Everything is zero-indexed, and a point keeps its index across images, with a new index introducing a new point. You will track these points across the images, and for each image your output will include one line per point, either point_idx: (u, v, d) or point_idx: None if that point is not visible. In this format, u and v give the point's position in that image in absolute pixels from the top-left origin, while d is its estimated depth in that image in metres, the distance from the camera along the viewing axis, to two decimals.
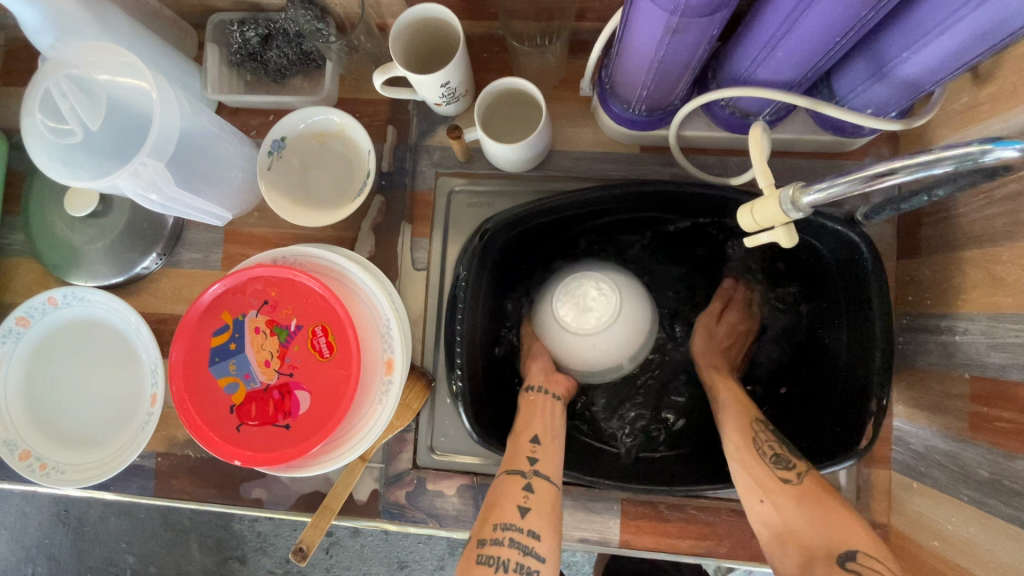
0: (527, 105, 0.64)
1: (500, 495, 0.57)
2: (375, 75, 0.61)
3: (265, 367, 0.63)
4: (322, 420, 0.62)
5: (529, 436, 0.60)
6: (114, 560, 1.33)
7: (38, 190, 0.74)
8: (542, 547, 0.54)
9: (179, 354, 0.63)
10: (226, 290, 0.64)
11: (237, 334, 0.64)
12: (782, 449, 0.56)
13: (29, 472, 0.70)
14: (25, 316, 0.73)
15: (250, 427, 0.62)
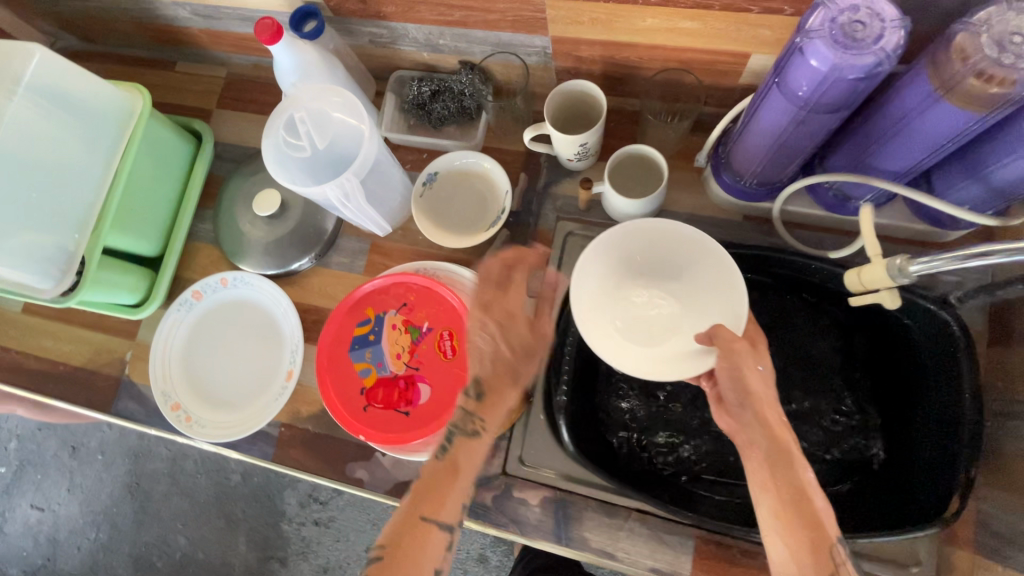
0: (651, 169, 0.73)
1: (420, 542, 0.56)
2: (527, 131, 0.75)
3: (396, 359, 0.74)
4: (438, 412, 0.71)
5: (463, 486, 0.61)
6: (168, 539, 1.44)
7: (230, 191, 0.91)
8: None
9: (330, 338, 0.75)
10: (375, 289, 0.76)
11: (377, 327, 0.75)
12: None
13: (176, 421, 0.83)
14: (200, 290, 0.88)
15: (376, 409, 0.72)
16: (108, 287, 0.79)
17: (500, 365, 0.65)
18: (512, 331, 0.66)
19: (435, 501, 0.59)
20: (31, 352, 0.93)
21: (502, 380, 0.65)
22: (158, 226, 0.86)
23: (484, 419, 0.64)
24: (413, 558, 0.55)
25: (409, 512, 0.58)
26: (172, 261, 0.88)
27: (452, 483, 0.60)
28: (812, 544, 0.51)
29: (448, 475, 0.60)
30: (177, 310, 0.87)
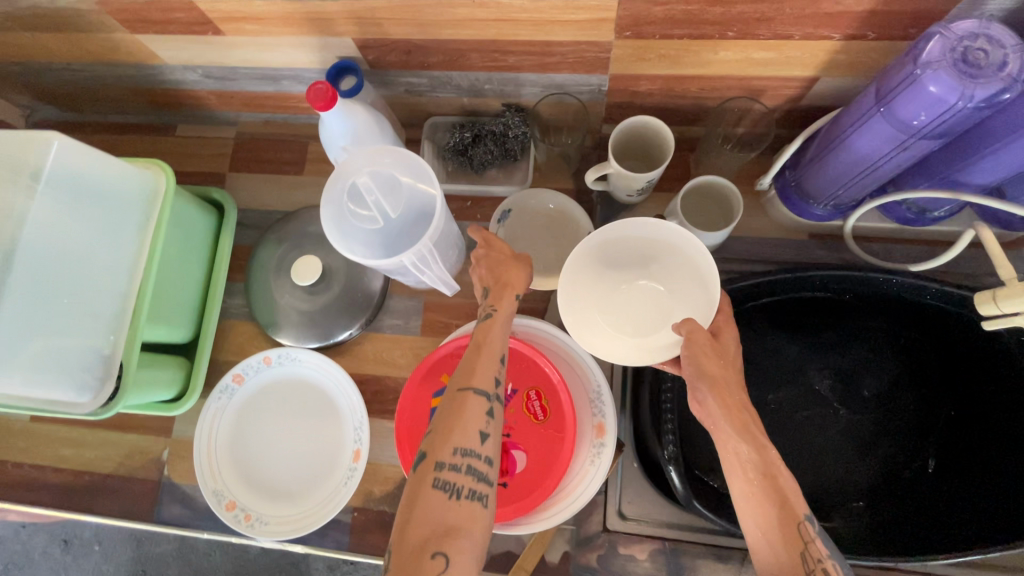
0: (721, 198, 0.72)
1: (459, 416, 0.51)
2: (588, 171, 0.71)
3: None
4: (539, 479, 0.67)
5: (494, 354, 0.56)
6: None
7: (260, 261, 0.84)
8: (481, 510, 0.48)
9: (407, 413, 0.70)
10: (449, 354, 0.71)
11: None
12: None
13: (233, 522, 0.75)
14: (241, 373, 0.80)
15: None
16: (147, 387, 0.71)
17: (504, 275, 0.61)
18: (489, 252, 0.63)
19: (471, 367, 0.54)
20: (49, 463, 0.83)
21: (505, 283, 0.61)
22: (189, 310, 0.78)
23: (495, 304, 0.59)
24: (456, 426, 0.50)
25: (449, 400, 0.52)
26: (207, 345, 0.80)
27: (486, 355, 0.56)
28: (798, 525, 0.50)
29: (477, 351, 0.56)
30: (218, 398, 0.79)
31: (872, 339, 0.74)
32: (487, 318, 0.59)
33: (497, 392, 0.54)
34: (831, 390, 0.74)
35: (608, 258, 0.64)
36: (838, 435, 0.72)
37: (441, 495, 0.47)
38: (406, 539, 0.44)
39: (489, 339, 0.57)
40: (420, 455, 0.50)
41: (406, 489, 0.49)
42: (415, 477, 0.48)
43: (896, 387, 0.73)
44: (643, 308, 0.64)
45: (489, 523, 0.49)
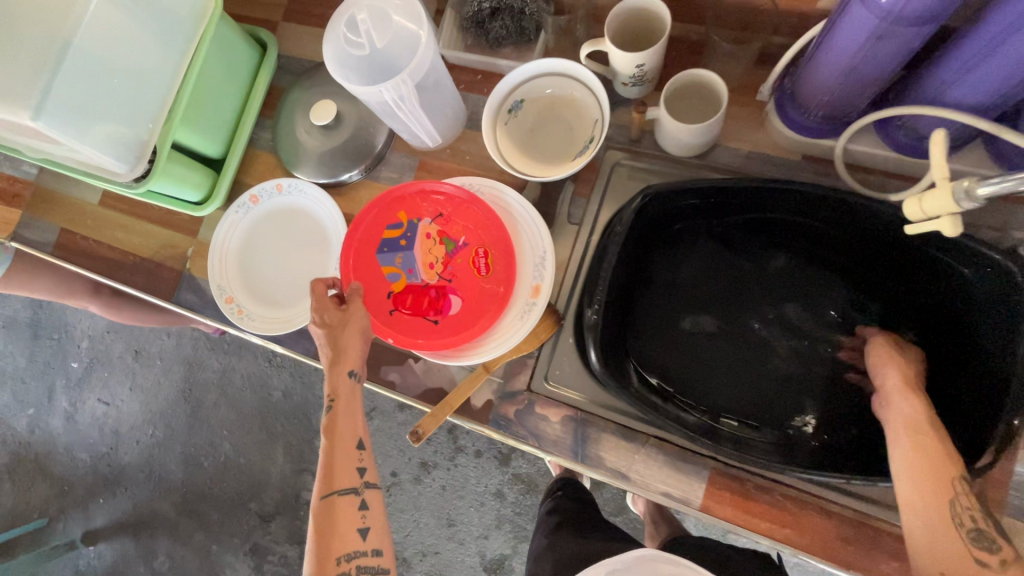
0: (709, 96, 0.72)
1: (337, 527, 0.64)
2: (583, 45, 0.74)
3: (428, 268, 0.75)
4: (466, 322, 0.74)
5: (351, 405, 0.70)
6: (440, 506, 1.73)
7: (288, 101, 0.94)
8: (380, 560, 0.65)
9: (360, 237, 0.76)
10: (413, 195, 0.77)
11: (409, 235, 0.76)
12: (984, 523, 0.54)
13: (229, 313, 0.89)
14: (257, 194, 0.92)
15: (405, 314, 0.74)
16: (174, 180, 0.84)
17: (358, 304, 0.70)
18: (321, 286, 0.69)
19: (334, 473, 0.67)
20: (106, 242, 1.01)
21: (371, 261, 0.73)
22: (221, 130, 0.91)
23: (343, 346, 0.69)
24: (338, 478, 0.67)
25: (321, 519, 0.65)
26: (232, 164, 0.93)
27: (342, 365, 0.69)
28: (940, 471, 0.56)
29: (335, 454, 0.68)
30: (236, 211, 0.92)
31: (838, 277, 0.77)
32: (332, 381, 0.70)
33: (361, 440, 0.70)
34: (786, 317, 0.77)
35: (555, 109, 0.80)
36: (786, 362, 0.76)
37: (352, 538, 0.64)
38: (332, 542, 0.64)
39: (348, 358, 0.69)
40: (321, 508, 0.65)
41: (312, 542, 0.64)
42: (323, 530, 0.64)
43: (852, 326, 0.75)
44: (566, 147, 0.80)
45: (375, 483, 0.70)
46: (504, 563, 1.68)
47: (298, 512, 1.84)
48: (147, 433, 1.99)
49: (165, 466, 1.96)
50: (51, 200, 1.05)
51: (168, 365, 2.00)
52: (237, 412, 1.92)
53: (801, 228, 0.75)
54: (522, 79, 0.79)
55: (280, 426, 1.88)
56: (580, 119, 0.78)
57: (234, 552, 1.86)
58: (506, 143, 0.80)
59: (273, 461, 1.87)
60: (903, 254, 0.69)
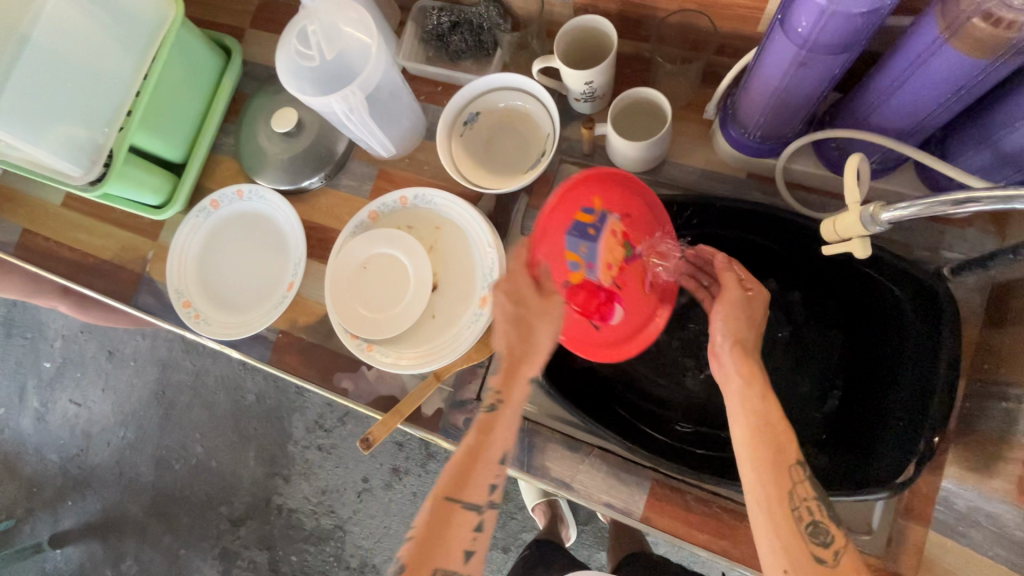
0: (655, 113, 0.73)
1: (447, 528, 0.55)
2: (535, 61, 0.75)
3: (606, 268, 0.68)
4: (632, 331, 0.70)
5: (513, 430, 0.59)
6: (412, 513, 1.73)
7: (251, 107, 0.95)
8: (471, 567, 0.55)
9: (546, 222, 0.63)
10: (609, 177, 0.67)
11: (599, 223, 0.67)
12: (820, 517, 0.52)
13: (185, 317, 0.89)
14: (217, 199, 0.93)
15: (576, 312, 0.68)
16: (131, 183, 0.85)
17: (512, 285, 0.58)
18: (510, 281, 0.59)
19: (467, 479, 0.56)
20: (66, 244, 1.01)
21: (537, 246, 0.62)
22: (183, 136, 0.91)
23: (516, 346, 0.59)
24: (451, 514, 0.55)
25: (433, 520, 0.55)
26: (192, 170, 0.93)
27: (525, 367, 0.59)
28: (782, 452, 0.53)
29: (478, 458, 0.57)
30: (196, 216, 0.93)
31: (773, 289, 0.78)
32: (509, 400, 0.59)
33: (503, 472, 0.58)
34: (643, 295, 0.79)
35: (510, 122, 0.82)
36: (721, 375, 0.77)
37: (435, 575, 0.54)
38: None
39: (534, 356, 0.59)
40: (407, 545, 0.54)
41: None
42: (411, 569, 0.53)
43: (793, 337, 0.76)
44: (521, 160, 0.81)
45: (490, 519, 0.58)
46: None
47: (268, 517, 1.82)
48: (118, 435, 1.97)
49: (135, 468, 1.94)
50: (13, 201, 1.05)
51: (141, 366, 1.99)
52: (209, 415, 1.91)
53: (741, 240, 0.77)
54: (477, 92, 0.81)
55: (252, 429, 1.87)
56: (534, 133, 0.80)
57: (203, 557, 1.85)
58: (461, 155, 0.81)
59: (244, 465, 1.86)
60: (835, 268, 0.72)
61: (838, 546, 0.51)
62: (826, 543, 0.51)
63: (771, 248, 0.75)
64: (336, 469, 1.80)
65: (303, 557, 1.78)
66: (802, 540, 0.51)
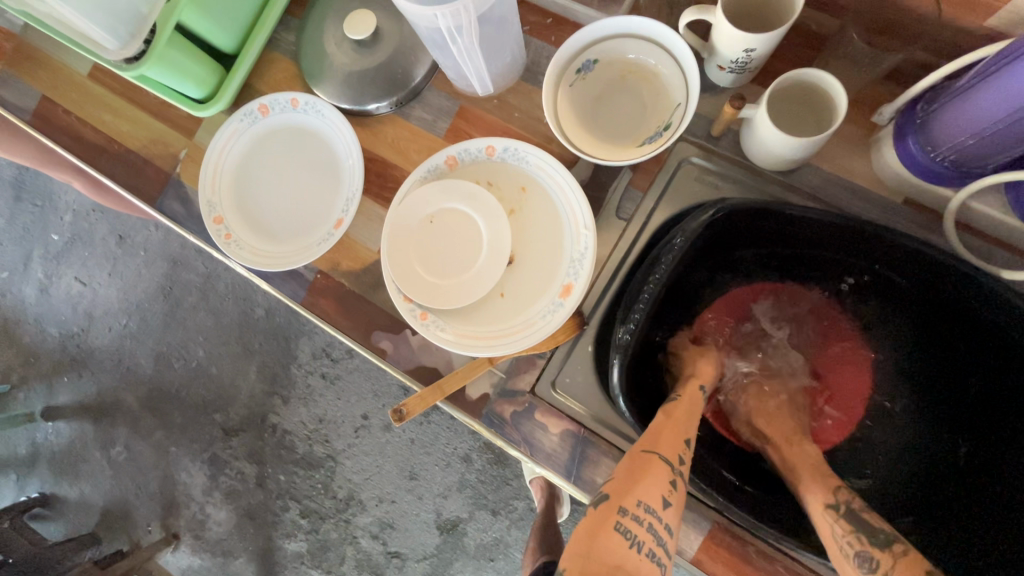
0: (819, 104, 0.60)
1: (649, 472, 0.52)
2: (686, 12, 0.61)
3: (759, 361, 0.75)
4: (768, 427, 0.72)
5: (683, 430, 0.57)
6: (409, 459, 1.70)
7: (321, 2, 0.80)
8: (668, 517, 0.50)
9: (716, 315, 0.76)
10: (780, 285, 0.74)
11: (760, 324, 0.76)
12: (862, 546, 0.53)
13: (215, 235, 0.78)
14: (267, 105, 0.80)
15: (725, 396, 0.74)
16: (174, 70, 0.72)
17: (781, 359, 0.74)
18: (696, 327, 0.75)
19: (659, 436, 0.55)
20: (89, 123, 0.89)
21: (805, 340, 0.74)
22: (239, 22, 0.77)
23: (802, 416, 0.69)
24: (641, 479, 0.51)
25: (635, 465, 0.53)
26: (245, 65, 0.80)
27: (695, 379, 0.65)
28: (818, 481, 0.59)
29: (667, 423, 0.57)
30: (241, 120, 0.80)
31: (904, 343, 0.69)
32: (673, 401, 0.62)
33: (682, 466, 0.54)
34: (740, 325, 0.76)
35: (632, 80, 0.68)
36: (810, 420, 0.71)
37: (622, 540, 0.47)
38: (600, 551, 0.46)
39: (704, 374, 0.66)
40: (603, 497, 0.51)
41: (582, 534, 0.48)
42: (598, 518, 0.49)
43: (895, 407, 0.69)
44: (634, 129, 0.68)
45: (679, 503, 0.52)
46: (457, 525, 1.66)
47: (262, 433, 1.79)
48: (120, 322, 1.91)
49: (134, 359, 1.90)
50: (34, 60, 0.92)
51: (151, 257, 1.91)
52: (215, 321, 1.84)
53: (874, 279, 0.67)
54: (601, 35, 0.66)
55: (258, 345, 1.81)
56: (658, 99, 0.66)
57: (192, 459, 1.83)
58: (567, 109, 0.68)
59: (244, 378, 1.81)
60: (981, 340, 0.60)
61: (885, 569, 0.51)
62: (871, 571, 0.52)
63: (911, 292, 0.65)
64: (336, 401, 1.75)
65: (290, 479, 1.77)
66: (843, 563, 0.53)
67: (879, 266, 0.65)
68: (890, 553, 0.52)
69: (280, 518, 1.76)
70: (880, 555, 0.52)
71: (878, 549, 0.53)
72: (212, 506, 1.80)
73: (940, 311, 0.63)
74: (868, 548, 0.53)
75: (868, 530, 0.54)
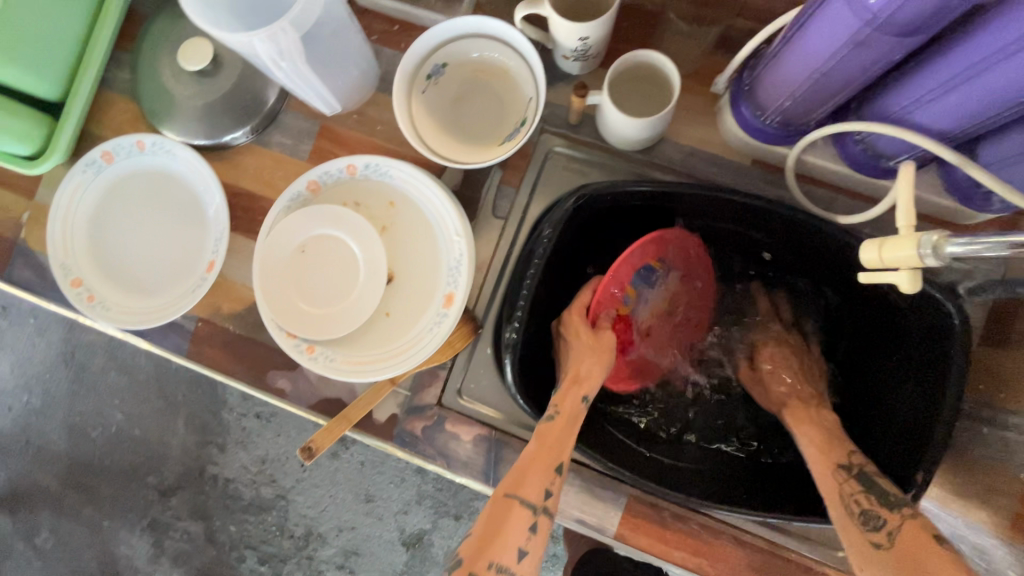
0: (658, 82, 0.62)
1: (505, 523, 0.53)
2: (518, 6, 0.61)
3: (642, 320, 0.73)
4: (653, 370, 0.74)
5: (553, 462, 0.57)
6: (363, 481, 1.66)
7: (150, 34, 0.74)
8: (523, 568, 0.51)
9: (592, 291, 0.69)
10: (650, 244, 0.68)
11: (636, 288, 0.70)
12: (868, 505, 0.54)
13: (75, 300, 0.72)
14: (110, 151, 0.74)
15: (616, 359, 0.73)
16: None
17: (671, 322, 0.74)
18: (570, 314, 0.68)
19: (523, 476, 0.56)
20: None
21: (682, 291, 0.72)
22: (59, 66, 0.71)
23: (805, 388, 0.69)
24: (496, 536, 0.52)
25: (492, 518, 0.54)
26: (75, 111, 0.73)
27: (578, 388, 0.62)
28: (832, 451, 0.59)
29: (534, 454, 0.57)
30: (83, 171, 0.74)
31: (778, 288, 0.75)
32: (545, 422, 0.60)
33: (545, 507, 0.55)
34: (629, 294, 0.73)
35: (484, 79, 0.68)
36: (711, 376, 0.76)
37: None
38: None
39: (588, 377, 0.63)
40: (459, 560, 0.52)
41: None
42: None
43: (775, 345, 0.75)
44: (494, 127, 0.68)
45: (537, 549, 0.53)
46: (423, 537, 1.64)
47: (202, 487, 1.70)
48: (20, 400, 1.74)
49: (43, 436, 1.74)
50: None
51: (42, 324, 1.74)
52: (128, 379, 1.72)
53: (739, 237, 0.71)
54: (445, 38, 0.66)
55: (180, 396, 1.70)
56: (512, 95, 0.67)
57: (129, 529, 1.71)
58: (423, 116, 0.67)
59: (172, 433, 1.70)
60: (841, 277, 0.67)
61: (892, 528, 0.52)
62: (876, 530, 0.52)
63: (773, 245, 0.69)
64: (276, 438, 1.68)
65: (242, 527, 1.69)
66: (855, 528, 0.53)
67: (739, 226, 0.68)
68: (897, 512, 0.53)
69: (237, 570, 1.68)
70: (888, 515, 0.53)
71: (886, 509, 0.53)
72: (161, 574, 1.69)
73: (801, 258, 0.68)
74: (875, 509, 0.53)
75: (879, 491, 0.54)
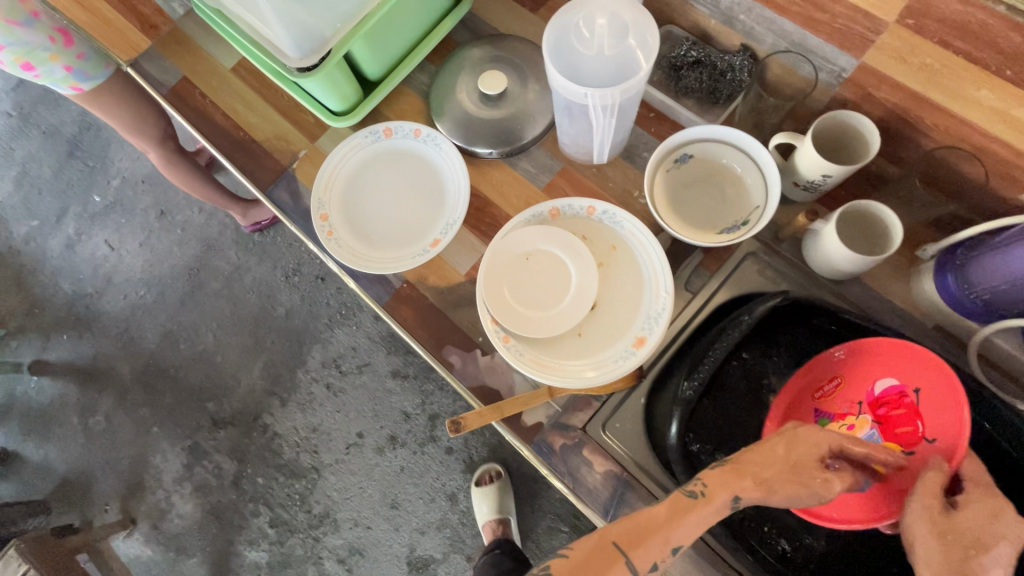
0: (877, 231, 0.71)
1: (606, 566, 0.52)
2: (778, 134, 0.73)
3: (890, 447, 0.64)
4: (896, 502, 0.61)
5: (668, 539, 0.55)
6: (393, 486, 1.69)
7: (459, 55, 0.92)
8: None
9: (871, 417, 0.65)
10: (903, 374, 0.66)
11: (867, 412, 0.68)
12: None
13: (319, 230, 0.86)
14: (392, 129, 0.90)
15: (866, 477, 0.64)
16: (332, 85, 0.83)
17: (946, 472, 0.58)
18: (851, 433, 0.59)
19: (641, 539, 0.54)
20: (222, 108, 0.99)
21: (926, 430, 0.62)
22: (390, 57, 0.89)
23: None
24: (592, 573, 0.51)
25: (594, 552, 0.53)
26: (380, 93, 0.91)
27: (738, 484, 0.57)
28: None
29: (655, 521, 0.55)
30: (366, 136, 0.90)
31: None
32: (680, 500, 0.57)
33: None
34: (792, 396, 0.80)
35: (720, 178, 0.79)
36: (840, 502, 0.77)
37: None
38: None
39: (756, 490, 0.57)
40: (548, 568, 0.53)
41: None
42: None
43: None
44: (716, 218, 0.78)
45: None
46: (428, 565, 1.63)
47: (250, 431, 1.78)
48: (137, 293, 1.92)
49: (140, 331, 1.89)
50: (185, 46, 1.03)
51: (186, 237, 1.95)
52: (233, 310, 1.87)
53: None
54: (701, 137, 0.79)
55: (269, 342, 1.83)
56: (740, 198, 0.78)
57: (171, 443, 1.79)
58: (661, 188, 0.79)
59: (248, 371, 1.82)
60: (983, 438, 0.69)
61: None
62: None
63: None
64: (334, 413, 1.76)
65: (268, 483, 1.73)
66: None
67: None
68: None
69: (247, 523, 1.71)
70: None
71: None
72: (178, 497, 1.75)
73: None
74: None
75: None
